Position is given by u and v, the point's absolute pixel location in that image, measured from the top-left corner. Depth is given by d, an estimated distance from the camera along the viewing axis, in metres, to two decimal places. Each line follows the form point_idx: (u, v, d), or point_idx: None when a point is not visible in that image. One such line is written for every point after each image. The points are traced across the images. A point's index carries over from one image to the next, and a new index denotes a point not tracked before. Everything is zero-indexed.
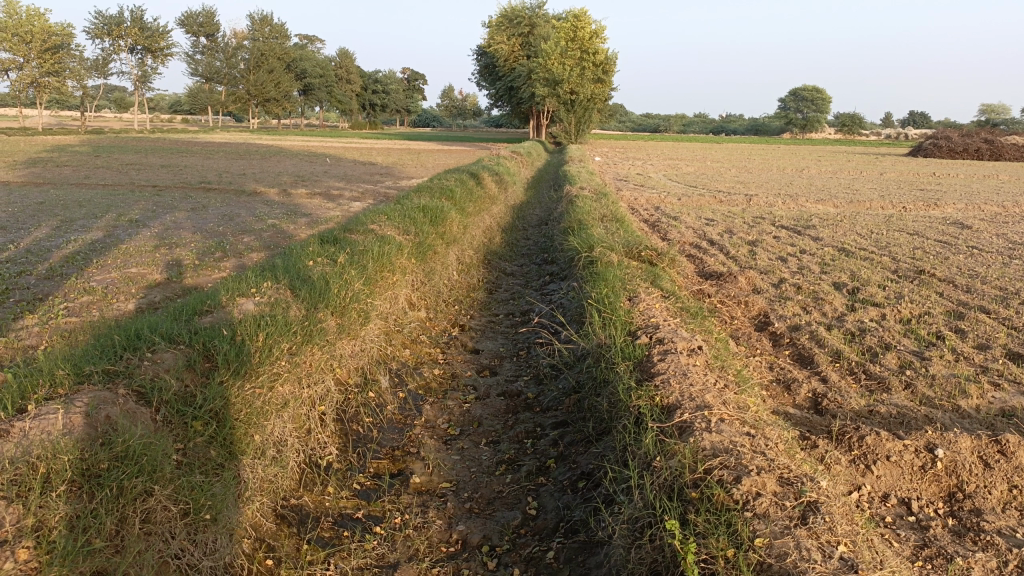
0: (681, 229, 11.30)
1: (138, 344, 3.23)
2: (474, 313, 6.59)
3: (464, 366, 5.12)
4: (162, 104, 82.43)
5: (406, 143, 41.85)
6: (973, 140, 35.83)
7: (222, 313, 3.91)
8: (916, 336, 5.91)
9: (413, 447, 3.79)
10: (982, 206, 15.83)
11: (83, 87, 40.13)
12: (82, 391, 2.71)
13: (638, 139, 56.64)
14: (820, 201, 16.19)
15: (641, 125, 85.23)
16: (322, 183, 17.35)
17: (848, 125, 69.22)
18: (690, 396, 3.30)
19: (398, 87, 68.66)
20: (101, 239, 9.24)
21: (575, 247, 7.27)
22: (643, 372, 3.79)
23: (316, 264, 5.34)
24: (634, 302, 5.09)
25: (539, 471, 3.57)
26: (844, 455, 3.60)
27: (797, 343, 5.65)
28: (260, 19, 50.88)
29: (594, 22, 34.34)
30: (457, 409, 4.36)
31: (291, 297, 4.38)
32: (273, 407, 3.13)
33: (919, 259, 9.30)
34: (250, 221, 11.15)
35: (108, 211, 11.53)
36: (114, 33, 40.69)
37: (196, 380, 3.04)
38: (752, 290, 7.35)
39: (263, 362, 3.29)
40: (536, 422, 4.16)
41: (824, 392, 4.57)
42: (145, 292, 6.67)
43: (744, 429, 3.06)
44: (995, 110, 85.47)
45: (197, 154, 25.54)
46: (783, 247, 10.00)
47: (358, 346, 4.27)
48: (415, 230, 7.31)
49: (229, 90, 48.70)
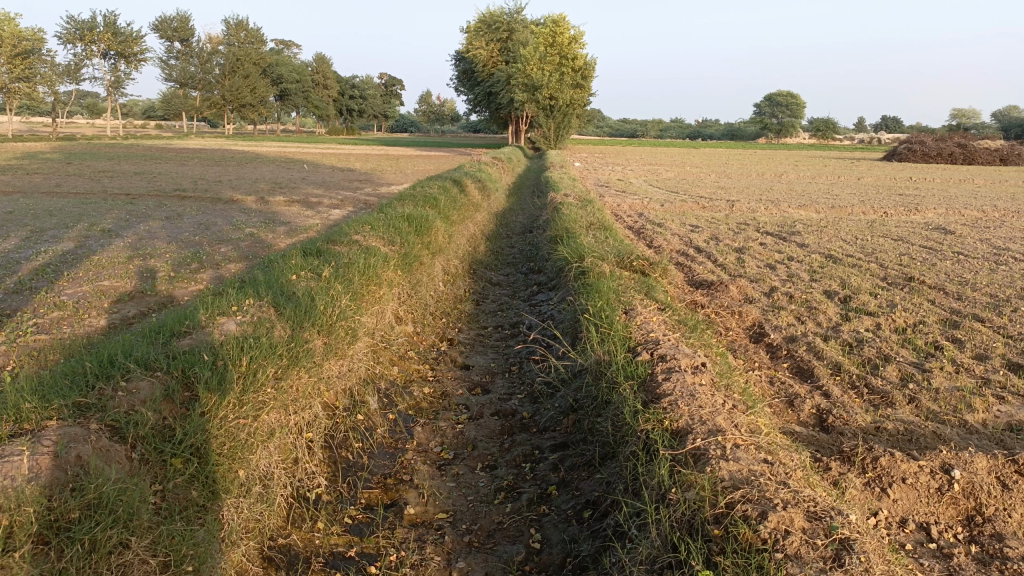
0: (667, 236, 11.18)
1: (111, 371, 3.00)
2: (462, 326, 6.39)
3: (455, 384, 4.92)
4: (135, 109, 81.37)
5: (383, 148, 41.52)
6: (946, 144, 36.31)
7: (202, 333, 3.68)
8: (914, 346, 5.80)
9: (406, 474, 3.59)
10: (962, 211, 15.90)
11: (55, 93, 39.48)
12: (50, 427, 2.49)
13: (616, 143, 56.84)
14: (802, 207, 16.18)
15: (618, 130, 85.56)
16: (300, 190, 17.03)
17: (822, 130, 70.04)
18: (700, 419, 3.14)
19: (375, 93, 68.24)
20: (73, 250, 8.93)
21: (565, 257, 7.11)
22: (647, 392, 3.62)
23: (300, 279, 5.12)
24: (631, 315, 4.92)
25: (541, 500, 3.39)
26: (859, 477, 3.46)
27: (795, 354, 5.52)
28: (236, 24, 50.45)
29: (573, 27, 34.33)
30: (450, 430, 4.16)
31: (275, 316, 4.16)
32: (259, 439, 2.92)
33: (907, 266, 9.25)
34: (227, 230, 10.88)
35: (80, 220, 11.21)
36: (87, 38, 40.01)
37: (175, 412, 2.82)
38: (744, 299, 7.24)
39: (248, 389, 3.08)
40: (534, 443, 3.98)
41: (828, 408, 4.42)
42: (119, 306, 6.41)
43: (760, 455, 2.91)
44: (966, 115, 86.72)
45: (172, 161, 25.12)
46: (770, 254, 9.91)
47: (346, 366, 4.07)
48: (400, 240, 7.11)
49: (204, 95, 48.08)
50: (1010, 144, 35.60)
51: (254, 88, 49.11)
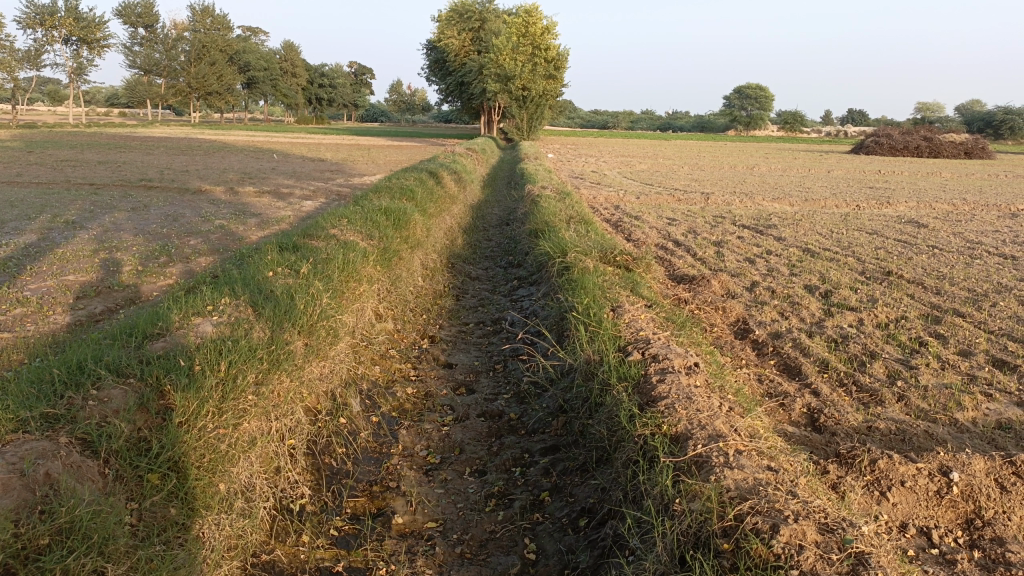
0: (645, 230, 11.12)
1: (80, 379, 2.82)
2: (443, 322, 6.25)
3: (439, 383, 4.78)
4: (98, 97, 79.75)
5: (353, 139, 41.02)
6: (913, 138, 36.85)
7: (176, 335, 3.50)
8: (898, 342, 5.77)
9: (392, 481, 3.44)
10: (932, 205, 16.07)
11: (14, 80, 38.41)
12: (15, 441, 2.32)
13: (587, 135, 56.88)
14: (777, 200, 16.22)
15: (589, 122, 85.63)
16: (271, 180, 16.73)
17: (790, 122, 70.84)
18: (699, 424, 3.05)
19: (344, 82, 67.40)
20: (35, 243, 8.60)
21: (547, 252, 7.00)
22: (641, 395, 3.51)
23: (277, 275, 4.94)
24: (618, 312, 4.82)
25: (533, 507, 3.27)
26: (857, 481, 3.40)
27: (781, 351, 5.45)
28: (202, 10, 49.57)
29: (545, 18, 34.10)
30: (436, 433, 4.02)
31: (254, 317, 3.98)
32: (240, 449, 2.77)
33: (884, 260, 9.28)
34: (196, 222, 10.57)
35: (42, 211, 10.84)
36: (47, 23, 38.84)
37: (151, 422, 2.66)
38: (726, 294, 7.19)
39: (227, 395, 2.91)
40: (523, 447, 3.86)
41: (819, 407, 4.36)
42: (85, 303, 6.16)
43: (764, 462, 2.82)
44: (931, 109, 88.11)
45: (137, 150, 24.53)
46: (749, 248, 9.89)
47: (328, 367, 3.92)
48: (379, 235, 6.94)
49: (169, 82, 47.06)
50: (974, 139, 36.17)
51: (220, 76, 48.14)
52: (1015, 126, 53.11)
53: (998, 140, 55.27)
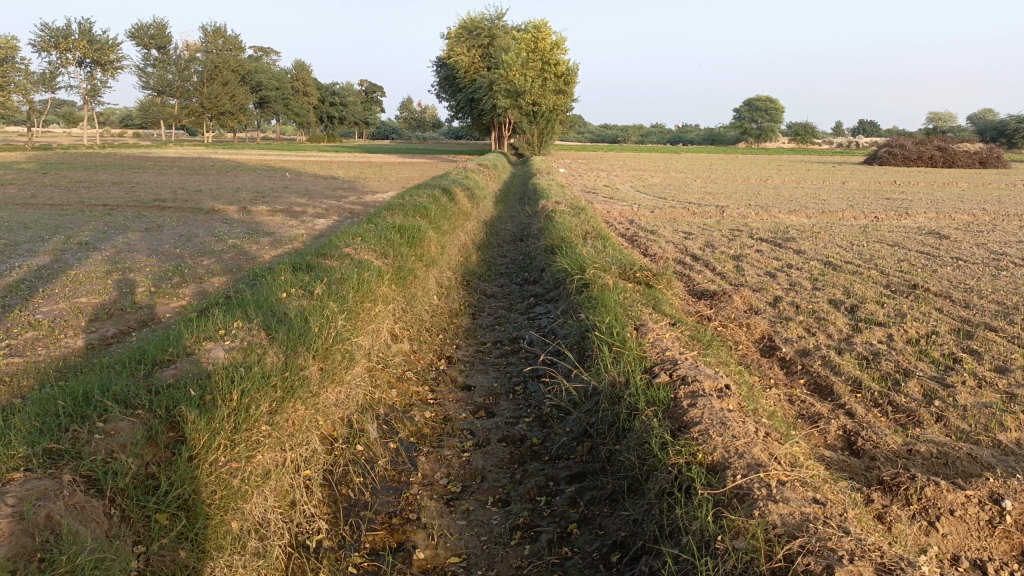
0: (661, 244, 10.96)
1: (86, 411, 2.69)
2: (460, 342, 6.09)
3: (458, 407, 4.62)
4: (113, 119, 80.75)
5: (365, 156, 41.15)
6: (926, 148, 36.53)
7: (187, 362, 3.37)
8: (931, 359, 5.57)
9: (413, 513, 3.28)
10: (951, 215, 15.81)
11: (29, 102, 38.83)
12: (17, 480, 2.19)
13: (598, 149, 56.79)
14: (793, 212, 16.01)
15: (599, 136, 85.66)
16: (283, 199, 16.68)
17: (801, 134, 70.62)
18: (737, 452, 2.88)
19: (355, 100, 67.75)
20: (48, 265, 8.54)
21: (565, 268, 6.85)
22: (672, 420, 3.33)
23: (291, 297, 4.82)
24: (642, 331, 4.65)
25: (561, 540, 3.09)
26: (903, 510, 3.21)
27: (811, 369, 5.26)
28: (214, 31, 50.02)
29: (555, 33, 34.08)
30: (456, 460, 3.86)
31: (267, 341, 3.85)
32: (253, 484, 2.62)
33: (908, 273, 9.07)
34: (209, 241, 10.51)
35: (56, 233, 10.81)
36: (62, 46, 39.27)
37: (159, 457, 2.53)
38: (750, 310, 7.01)
39: (239, 425, 2.78)
40: (548, 474, 3.70)
41: (856, 429, 4.18)
42: (97, 326, 6.06)
43: (809, 494, 2.65)
44: (942, 119, 87.61)
45: (150, 170, 24.62)
46: (768, 262, 9.70)
47: (344, 393, 3.78)
48: (393, 253, 6.82)
49: (182, 103, 47.45)
50: (988, 148, 35.82)
51: (233, 96, 48.48)
52: None
53: (1012, 149, 54.75)
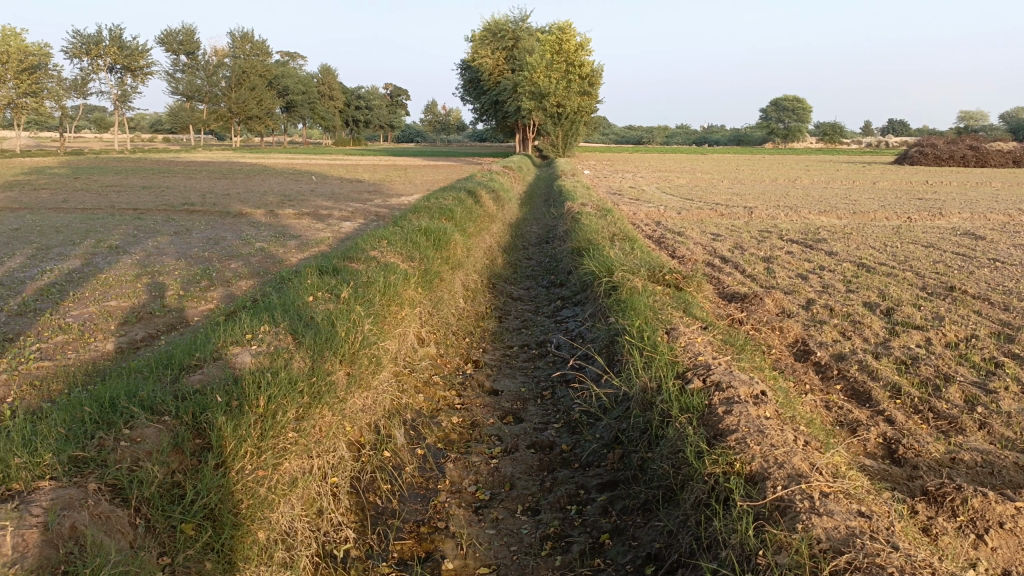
0: (689, 246, 10.82)
1: (113, 417, 2.65)
2: (487, 346, 6.03)
3: (485, 412, 4.54)
4: (143, 124, 82.04)
5: (390, 159, 41.32)
6: (958, 147, 35.87)
7: (214, 367, 3.34)
8: (972, 363, 5.39)
9: (441, 521, 3.22)
10: (987, 216, 15.45)
11: (62, 108, 39.51)
12: (43, 488, 2.16)
13: (622, 151, 56.51)
14: (823, 213, 15.76)
15: (624, 138, 85.32)
16: (309, 202, 16.76)
17: (829, 134, 69.72)
18: (777, 462, 2.78)
19: (380, 103, 68.13)
20: (79, 268, 8.62)
21: (593, 270, 6.77)
22: (707, 428, 3.24)
23: (317, 300, 4.79)
24: (673, 335, 4.55)
25: (594, 551, 3.01)
26: (949, 522, 3.08)
27: (847, 374, 5.12)
28: (241, 37, 50.56)
29: (579, 34, 33.95)
30: (484, 466, 3.79)
31: (294, 346, 3.81)
32: (280, 492, 2.57)
33: (944, 274, 8.85)
34: (236, 244, 10.56)
35: (86, 237, 10.93)
36: (93, 52, 39.95)
37: (185, 465, 2.49)
38: (782, 313, 6.87)
39: (266, 432, 2.73)
40: (578, 482, 3.61)
41: (896, 436, 4.04)
42: (126, 329, 6.08)
43: (854, 507, 2.55)
44: (975, 118, 86.01)
45: (179, 174, 24.92)
46: (799, 263, 9.54)
47: (371, 399, 3.72)
48: (419, 256, 6.78)
49: (210, 108, 48.02)
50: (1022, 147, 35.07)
51: (260, 100, 48.97)
52: None
53: None
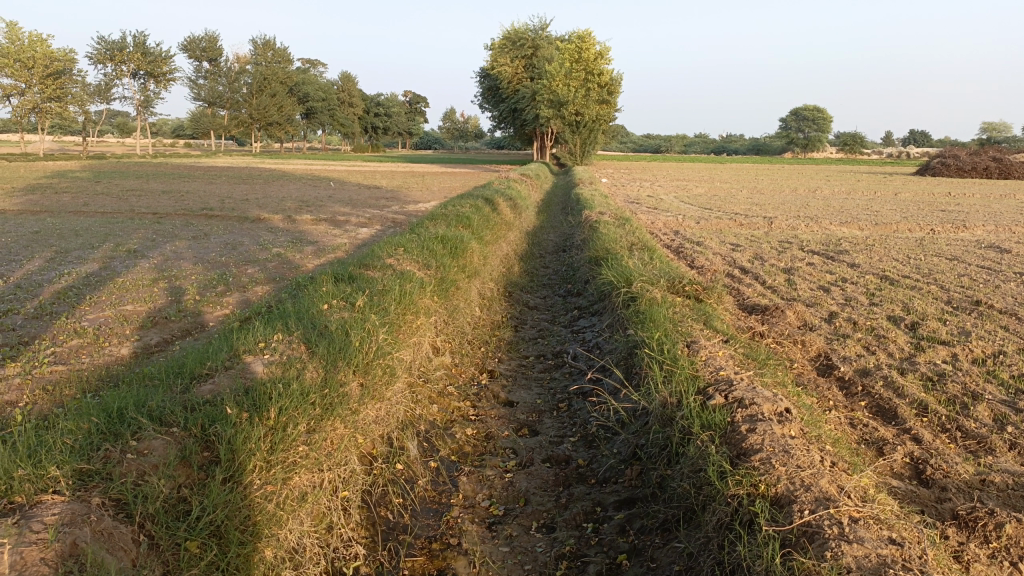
0: (708, 256, 10.69)
1: (120, 428, 2.60)
2: (502, 355, 5.95)
3: (500, 424, 4.46)
4: (165, 129, 83.05)
5: (408, 166, 41.43)
6: (981, 159, 35.39)
7: (225, 377, 3.28)
8: (1000, 381, 5.23)
9: (453, 537, 3.14)
10: (1012, 228, 15.18)
11: (85, 113, 39.96)
12: (44, 502, 2.11)
13: (641, 160, 56.35)
14: (844, 224, 15.56)
15: (642, 146, 85.17)
16: (327, 208, 16.78)
17: (850, 144, 69.13)
18: (803, 484, 2.68)
19: (399, 110, 68.34)
20: (97, 272, 8.63)
21: (611, 280, 6.67)
22: (730, 446, 3.14)
23: (332, 309, 4.74)
24: (693, 349, 4.45)
25: (611, 572, 2.91)
26: (981, 548, 2.95)
27: (872, 390, 5.00)
28: (263, 44, 51.00)
29: (599, 43, 33.85)
30: (499, 481, 3.70)
31: (307, 355, 3.75)
32: (289, 508, 2.50)
33: (970, 288, 8.67)
34: (254, 250, 10.56)
35: (105, 240, 10.98)
36: (117, 58, 40.42)
37: (193, 479, 2.43)
38: (803, 326, 6.74)
39: (276, 446, 2.67)
40: (594, 499, 3.52)
41: (924, 456, 3.92)
42: (141, 334, 6.06)
43: (884, 533, 2.45)
44: (998, 129, 84.95)
45: (199, 179, 25.10)
46: (821, 275, 9.39)
47: (384, 410, 3.65)
48: (436, 264, 6.71)
49: (231, 114, 48.44)
50: None
51: (280, 106, 49.32)
52: None
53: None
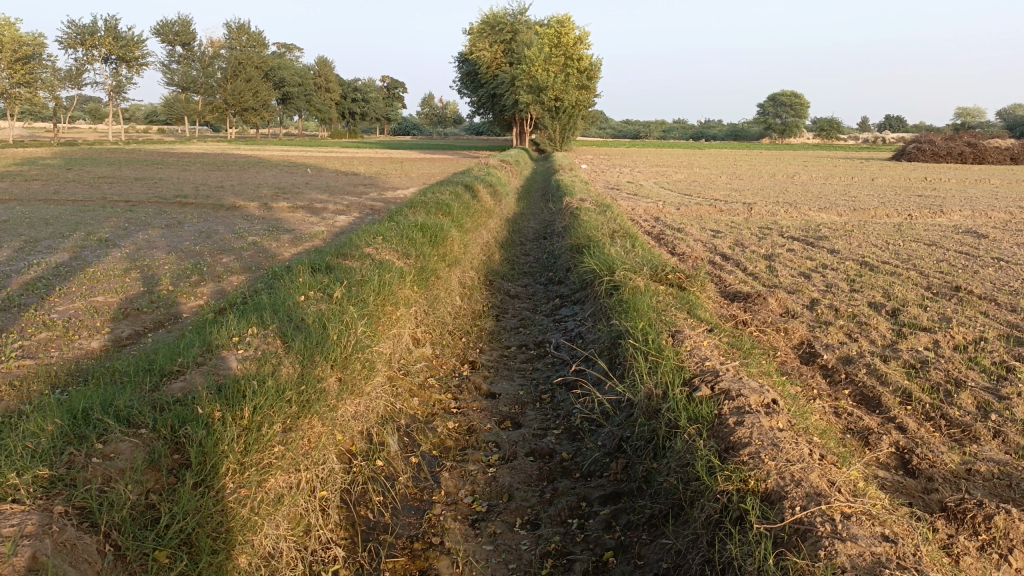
0: (689, 243, 10.66)
1: (85, 430, 2.49)
2: (484, 345, 5.86)
3: (482, 417, 4.37)
4: (138, 115, 81.85)
5: (387, 152, 41.06)
6: (956, 144, 35.74)
7: (197, 374, 3.17)
8: (982, 367, 5.22)
9: (436, 536, 3.05)
10: (988, 213, 15.31)
11: (56, 98, 39.13)
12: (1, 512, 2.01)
13: (619, 145, 56.29)
14: (823, 209, 15.59)
15: (621, 132, 85.12)
16: (304, 195, 16.54)
17: (827, 130, 69.58)
18: (793, 479, 2.63)
19: (377, 96, 67.65)
20: (68, 262, 8.42)
21: (593, 268, 6.60)
22: (717, 440, 3.08)
23: (308, 301, 4.62)
24: (678, 338, 4.38)
25: (598, 571, 2.84)
26: (971, 541, 2.92)
27: (856, 378, 4.97)
28: (237, 28, 50.17)
29: (578, 28, 33.60)
30: (482, 476, 3.62)
31: (283, 350, 3.64)
32: (264, 512, 2.40)
33: (948, 274, 8.70)
34: (229, 238, 10.37)
35: (76, 229, 10.72)
36: (88, 42, 39.58)
37: (162, 484, 2.33)
38: (786, 313, 6.72)
39: (250, 447, 2.56)
40: (580, 494, 3.45)
41: (910, 446, 3.89)
42: (113, 326, 5.89)
43: (878, 530, 2.40)
44: (972, 115, 85.88)
45: (173, 166, 24.63)
46: (802, 261, 9.39)
47: (363, 405, 3.56)
48: (415, 253, 6.59)
49: (206, 99, 47.67)
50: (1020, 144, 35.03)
51: (256, 91, 48.57)
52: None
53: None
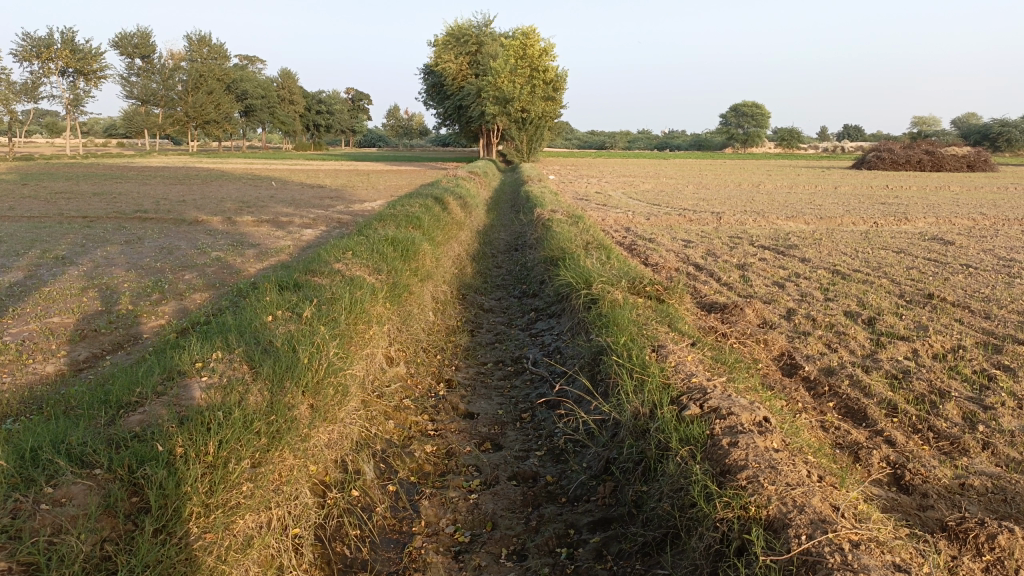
0: (661, 253, 10.61)
1: (33, 473, 2.29)
2: (459, 362, 5.68)
3: (461, 439, 4.19)
4: (96, 129, 80.21)
5: (352, 164, 40.67)
6: (914, 151, 36.45)
7: (156, 405, 2.95)
8: (964, 377, 5.17)
9: (417, 572, 2.87)
10: (951, 220, 15.54)
11: (11, 112, 38.08)
12: None
13: (585, 155, 56.50)
14: (791, 218, 15.69)
15: (586, 143, 85.67)
16: (269, 209, 16.21)
17: (788, 139, 70.73)
18: (796, 505, 2.51)
19: (341, 108, 67.14)
20: (22, 281, 8.07)
21: (569, 281, 6.47)
22: (712, 462, 2.94)
23: (276, 321, 4.41)
24: (662, 354, 4.25)
25: None
26: (975, 562, 2.82)
27: (839, 390, 4.89)
28: (199, 40, 49.45)
29: (543, 40, 33.60)
30: (464, 503, 3.44)
31: (250, 376, 3.43)
32: (231, 557, 2.21)
33: (920, 281, 8.74)
34: (191, 254, 10.06)
35: (31, 247, 10.32)
36: (44, 55, 38.61)
37: (119, 530, 2.14)
38: (764, 324, 6.65)
39: (216, 487, 2.36)
40: (567, 520, 3.29)
41: (901, 460, 3.80)
42: (70, 349, 5.61)
43: (888, 558, 2.29)
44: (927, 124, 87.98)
45: (132, 180, 24.04)
46: (774, 270, 9.37)
47: (336, 432, 3.36)
48: (386, 268, 6.40)
49: (166, 112, 46.79)
50: (975, 151, 35.89)
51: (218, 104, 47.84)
52: (1013, 138, 52.49)
53: (996, 152, 54.88)
